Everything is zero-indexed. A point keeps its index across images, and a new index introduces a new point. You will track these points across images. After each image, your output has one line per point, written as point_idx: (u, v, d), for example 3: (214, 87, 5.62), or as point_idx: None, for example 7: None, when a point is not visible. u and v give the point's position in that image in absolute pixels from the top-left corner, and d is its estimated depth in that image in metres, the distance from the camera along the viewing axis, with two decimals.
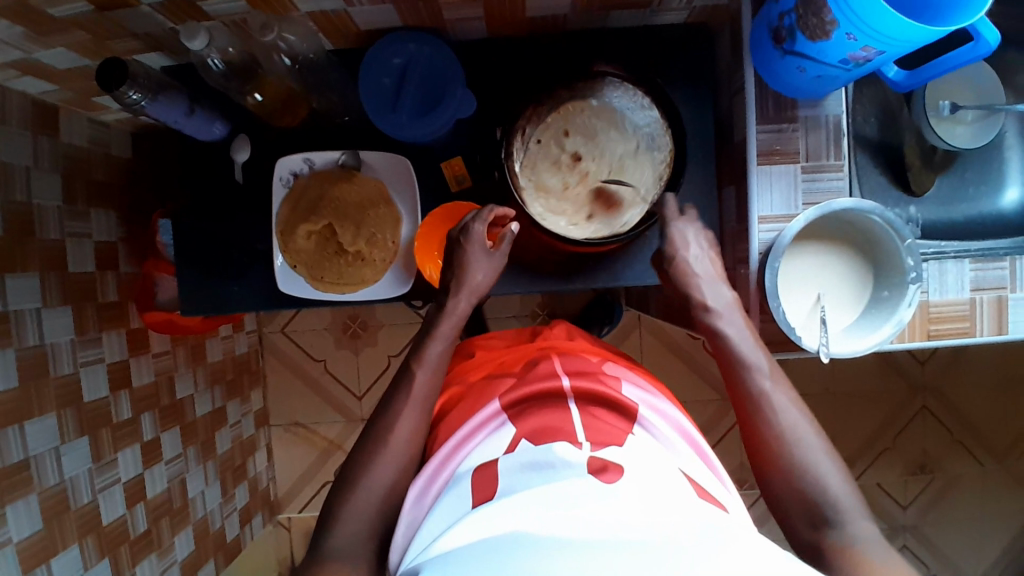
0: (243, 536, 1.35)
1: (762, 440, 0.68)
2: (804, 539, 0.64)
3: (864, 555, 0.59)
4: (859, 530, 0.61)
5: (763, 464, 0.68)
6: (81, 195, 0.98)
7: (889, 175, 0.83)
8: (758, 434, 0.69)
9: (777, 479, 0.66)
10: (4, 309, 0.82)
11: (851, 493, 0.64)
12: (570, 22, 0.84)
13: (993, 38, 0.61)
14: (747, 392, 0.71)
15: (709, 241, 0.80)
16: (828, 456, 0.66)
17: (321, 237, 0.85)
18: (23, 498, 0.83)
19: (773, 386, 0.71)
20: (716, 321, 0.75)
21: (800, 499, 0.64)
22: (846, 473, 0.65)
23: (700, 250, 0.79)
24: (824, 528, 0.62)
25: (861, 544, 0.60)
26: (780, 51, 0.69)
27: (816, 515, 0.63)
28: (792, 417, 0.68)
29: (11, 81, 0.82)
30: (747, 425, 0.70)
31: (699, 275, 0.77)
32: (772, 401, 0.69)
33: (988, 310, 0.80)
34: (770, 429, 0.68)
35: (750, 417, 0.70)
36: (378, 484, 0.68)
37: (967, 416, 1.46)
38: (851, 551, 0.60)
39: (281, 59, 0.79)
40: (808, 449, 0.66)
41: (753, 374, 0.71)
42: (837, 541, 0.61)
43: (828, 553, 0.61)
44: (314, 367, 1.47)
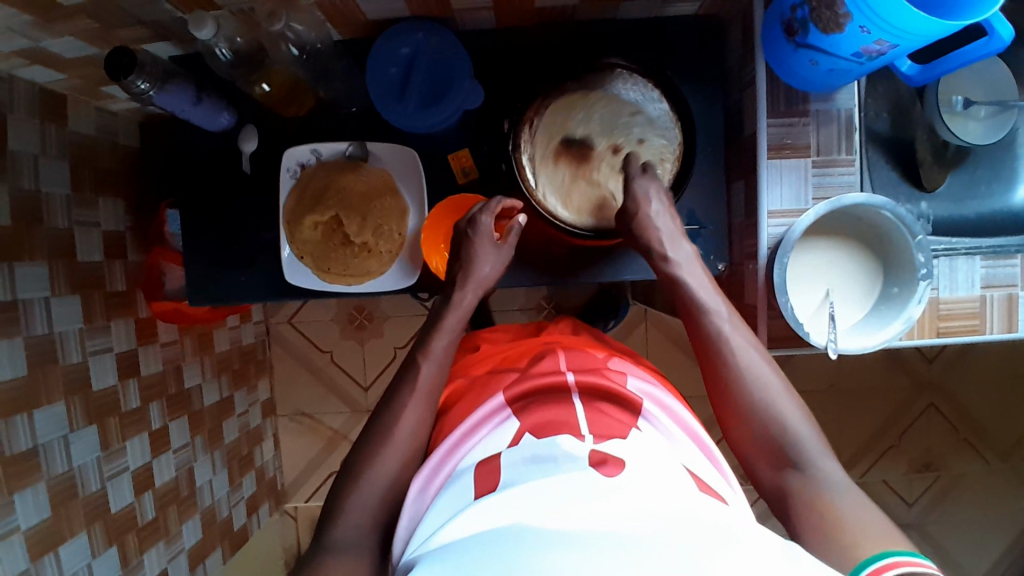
0: (249, 525, 1.36)
1: (726, 392, 0.68)
2: (768, 482, 0.64)
3: (826, 495, 0.60)
4: (819, 466, 0.62)
5: (728, 412, 0.68)
6: (88, 184, 0.98)
7: (899, 170, 0.82)
8: (719, 383, 0.68)
9: (739, 425, 0.67)
10: (13, 297, 0.82)
11: (811, 430, 0.64)
12: (579, 14, 0.83)
13: (1007, 34, 0.60)
14: (706, 339, 0.70)
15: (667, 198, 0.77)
16: (787, 398, 0.66)
17: (327, 228, 0.85)
18: (32, 485, 0.84)
19: (730, 326, 0.70)
20: (675, 269, 0.74)
21: (762, 443, 0.65)
22: (807, 413, 0.66)
23: (661, 207, 0.76)
24: (788, 469, 0.63)
25: (823, 486, 0.61)
26: (792, 44, 0.68)
27: (780, 458, 0.64)
28: (750, 361, 0.68)
29: (19, 69, 0.82)
30: (708, 374, 0.70)
31: (661, 229, 0.75)
32: (733, 350, 0.68)
33: (998, 307, 0.79)
34: (731, 378, 0.68)
35: (712, 367, 0.69)
36: (384, 476, 0.68)
37: (974, 414, 1.45)
38: (813, 492, 0.60)
39: (288, 49, 0.78)
40: (768, 396, 0.66)
41: (712, 321, 0.70)
42: (801, 483, 0.62)
43: (792, 496, 0.62)
44: (320, 358, 1.48)
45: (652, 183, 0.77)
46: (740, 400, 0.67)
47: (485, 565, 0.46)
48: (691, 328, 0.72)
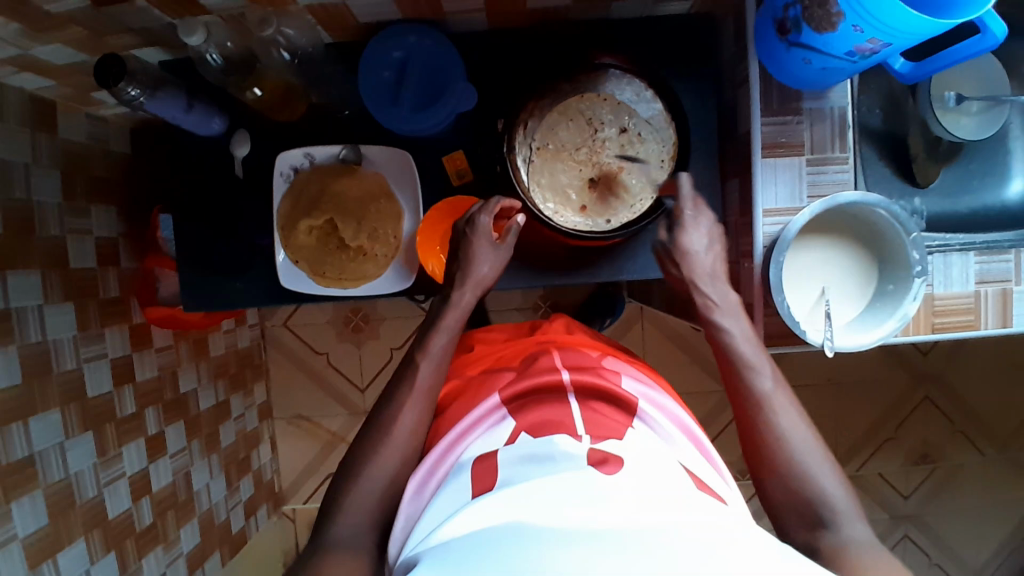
0: (248, 528, 1.36)
1: (763, 444, 0.67)
2: (798, 544, 0.63)
3: (859, 557, 0.58)
4: (850, 530, 0.61)
5: (761, 464, 0.67)
6: (80, 192, 0.97)
7: (893, 167, 0.82)
8: (757, 442, 0.68)
9: (769, 481, 0.66)
10: (6, 307, 0.82)
11: (845, 494, 0.63)
12: (572, 14, 0.83)
13: (999, 32, 0.60)
14: (749, 396, 0.70)
15: (714, 222, 0.80)
16: (824, 460, 0.65)
17: (322, 233, 0.84)
18: (28, 494, 0.83)
19: (772, 385, 0.70)
20: (716, 317, 0.75)
21: (794, 499, 0.64)
22: (839, 473, 0.65)
23: (702, 244, 0.78)
24: (818, 528, 0.62)
25: (853, 547, 0.59)
26: (785, 43, 0.68)
27: (811, 518, 0.62)
28: (791, 425, 0.68)
29: (8, 77, 0.81)
30: (746, 431, 0.70)
31: (700, 269, 0.77)
32: (774, 417, 0.68)
33: (993, 302, 0.80)
34: (768, 436, 0.67)
35: (750, 430, 0.69)
36: (382, 480, 0.68)
37: (969, 406, 1.46)
38: (841, 553, 0.59)
39: (279, 53, 0.78)
40: (807, 460, 0.65)
41: (747, 368, 0.71)
42: (831, 544, 0.60)
43: (819, 556, 0.60)
44: (316, 360, 1.47)
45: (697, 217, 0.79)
46: (779, 453, 0.66)
47: (485, 563, 0.46)
48: (730, 383, 0.72)
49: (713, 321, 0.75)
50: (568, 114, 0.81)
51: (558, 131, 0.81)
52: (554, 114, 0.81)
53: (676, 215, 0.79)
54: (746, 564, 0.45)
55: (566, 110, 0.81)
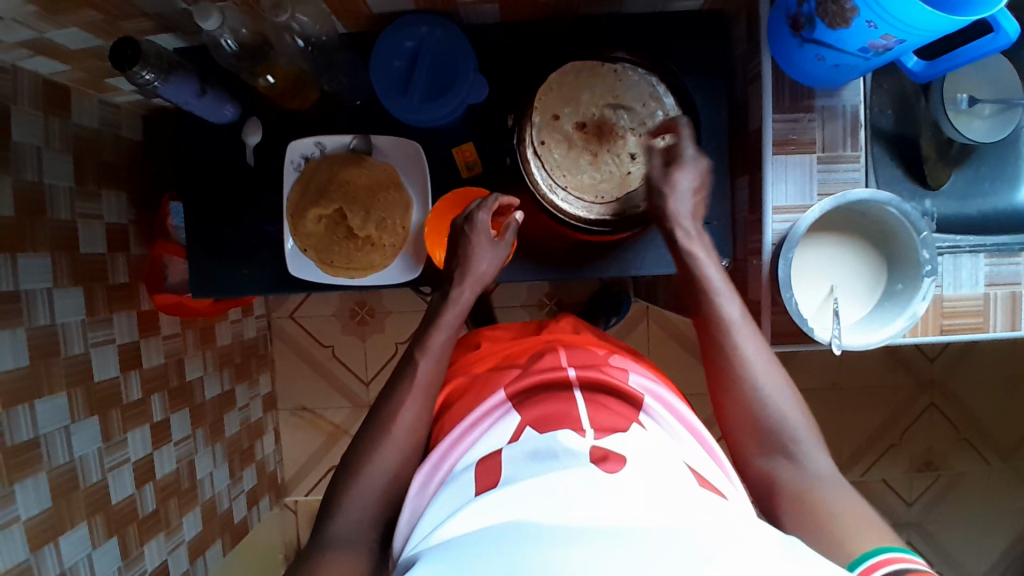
0: (249, 518, 1.36)
1: (728, 378, 0.70)
2: (755, 466, 0.67)
3: (813, 487, 0.62)
4: (810, 459, 0.65)
5: (725, 393, 0.70)
6: (92, 177, 0.98)
7: (905, 169, 0.81)
8: (725, 372, 0.70)
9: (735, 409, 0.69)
10: (16, 288, 0.82)
11: (804, 421, 0.67)
12: (584, 8, 0.83)
13: (1013, 30, 0.60)
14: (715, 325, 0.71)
15: (698, 172, 0.77)
16: (783, 387, 0.69)
17: (330, 221, 0.85)
18: (32, 476, 0.84)
19: (739, 314, 0.72)
20: (688, 242, 0.75)
21: (755, 428, 0.67)
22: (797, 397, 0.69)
23: (688, 184, 0.76)
24: (777, 455, 0.66)
25: (812, 476, 0.63)
26: (798, 39, 0.68)
27: (772, 443, 0.66)
28: (756, 354, 0.69)
29: (23, 60, 0.82)
30: (714, 363, 0.71)
31: (682, 208, 0.76)
32: (740, 347, 0.69)
33: (1002, 305, 0.79)
34: (735, 368, 0.69)
35: (717, 361, 0.71)
36: (386, 467, 0.68)
37: (975, 414, 1.45)
38: (802, 484, 0.63)
39: (293, 40, 0.79)
40: (770, 391, 0.68)
41: (712, 297, 0.72)
42: (791, 473, 0.65)
43: (777, 482, 0.65)
44: (321, 353, 1.48)
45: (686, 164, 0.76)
46: (744, 389, 0.68)
47: (484, 560, 0.46)
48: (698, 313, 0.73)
49: (686, 246, 0.75)
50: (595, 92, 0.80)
51: (579, 107, 0.80)
52: (578, 91, 0.80)
53: (673, 154, 0.77)
54: (747, 557, 0.45)
55: (597, 88, 0.80)
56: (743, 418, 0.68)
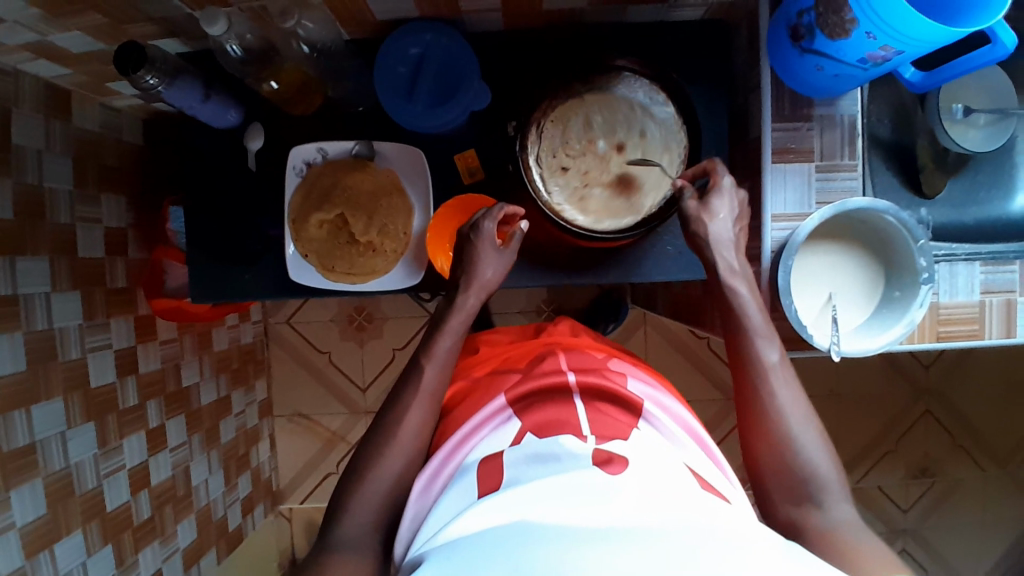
0: (244, 526, 1.35)
1: (759, 420, 0.68)
2: (783, 515, 0.66)
3: (843, 538, 0.61)
4: (839, 509, 0.63)
5: (754, 435, 0.69)
6: (92, 180, 0.98)
7: (901, 177, 0.83)
8: (756, 413, 0.69)
9: (767, 454, 0.67)
10: (14, 292, 0.82)
11: (836, 473, 0.66)
12: (586, 17, 0.84)
13: (1010, 42, 0.61)
14: (753, 367, 0.70)
15: (739, 199, 0.76)
16: (817, 435, 0.67)
17: (332, 228, 0.85)
18: (28, 481, 0.83)
19: (777, 359, 0.70)
20: (730, 278, 0.73)
21: (784, 475, 0.66)
22: (830, 448, 0.67)
23: (728, 214, 0.75)
24: (806, 505, 0.64)
25: (840, 528, 0.62)
26: (798, 49, 0.69)
27: (801, 493, 0.65)
28: (791, 401, 0.68)
29: (25, 63, 0.82)
30: (747, 408, 0.70)
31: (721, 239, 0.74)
32: (775, 392, 0.68)
33: (997, 312, 0.80)
34: (770, 412, 0.68)
35: (750, 405, 0.69)
36: (389, 471, 0.68)
37: (969, 420, 1.46)
38: (831, 532, 0.62)
39: (299, 46, 0.80)
40: (804, 440, 0.67)
41: (751, 339, 0.71)
42: (818, 522, 0.63)
43: (807, 531, 0.63)
44: (319, 359, 1.47)
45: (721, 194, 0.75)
46: (778, 432, 0.67)
47: (485, 562, 0.46)
48: (734, 352, 0.72)
49: (728, 282, 0.73)
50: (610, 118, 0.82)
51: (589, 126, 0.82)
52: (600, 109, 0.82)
53: (713, 183, 0.75)
54: (748, 556, 0.45)
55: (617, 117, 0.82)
56: (765, 451, 0.68)
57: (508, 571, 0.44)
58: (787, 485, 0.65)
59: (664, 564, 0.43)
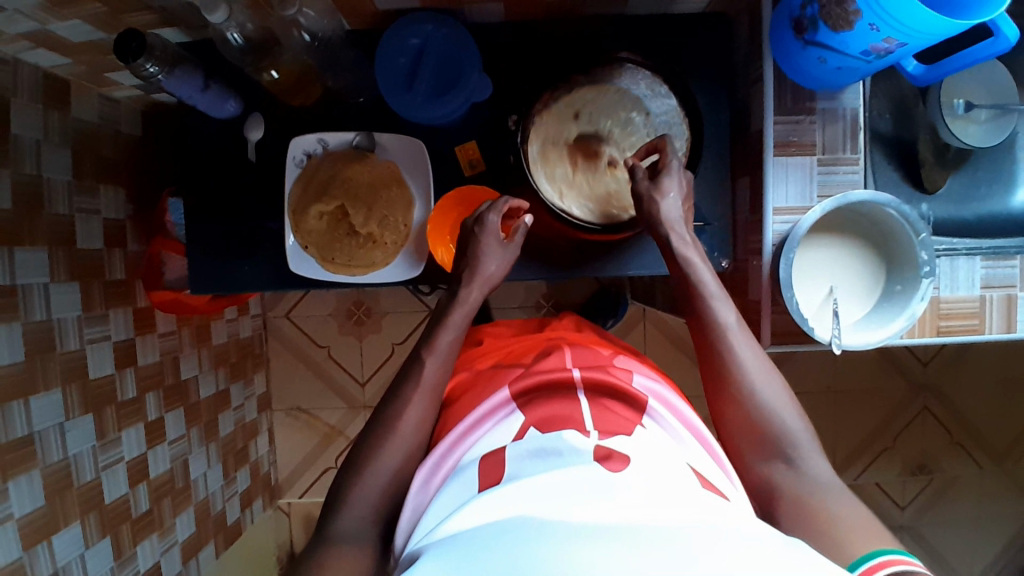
0: (242, 520, 1.35)
1: (722, 380, 0.69)
2: (753, 471, 0.66)
3: (812, 491, 0.61)
4: (808, 462, 0.64)
5: (719, 395, 0.70)
6: (90, 172, 0.98)
7: (902, 172, 0.82)
8: (719, 375, 0.70)
9: (734, 414, 0.68)
10: (12, 283, 0.82)
11: (802, 425, 0.67)
12: (587, 8, 0.84)
13: (1012, 35, 0.61)
14: (709, 331, 0.71)
15: (685, 181, 0.78)
16: (780, 390, 0.68)
17: (332, 218, 0.85)
18: (26, 473, 0.82)
19: (732, 317, 0.71)
20: (683, 249, 0.75)
21: (755, 434, 0.67)
22: (795, 404, 0.68)
23: (677, 193, 0.76)
24: (775, 460, 0.65)
25: (810, 480, 0.63)
26: (801, 42, 0.69)
27: (772, 450, 0.66)
28: (752, 361, 0.69)
29: (24, 53, 0.82)
30: (710, 373, 0.71)
31: (672, 217, 0.75)
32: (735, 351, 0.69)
33: (998, 307, 0.80)
34: (732, 372, 0.69)
35: (713, 367, 0.71)
36: (388, 462, 0.68)
37: (968, 418, 1.46)
38: (799, 485, 0.62)
39: (300, 35, 0.79)
40: (767, 395, 0.68)
41: (704, 300, 0.72)
42: (791, 479, 0.63)
43: (776, 486, 0.64)
44: (317, 353, 1.47)
45: (670, 177, 0.76)
46: (740, 389, 0.68)
47: (487, 555, 0.46)
48: (692, 318, 0.73)
49: (682, 253, 0.75)
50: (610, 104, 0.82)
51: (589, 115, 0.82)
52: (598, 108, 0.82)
53: (662, 164, 0.77)
54: (747, 551, 0.45)
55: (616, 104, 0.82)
56: (732, 409, 0.69)
57: (509, 564, 0.44)
58: (756, 443, 0.66)
59: (664, 559, 0.43)
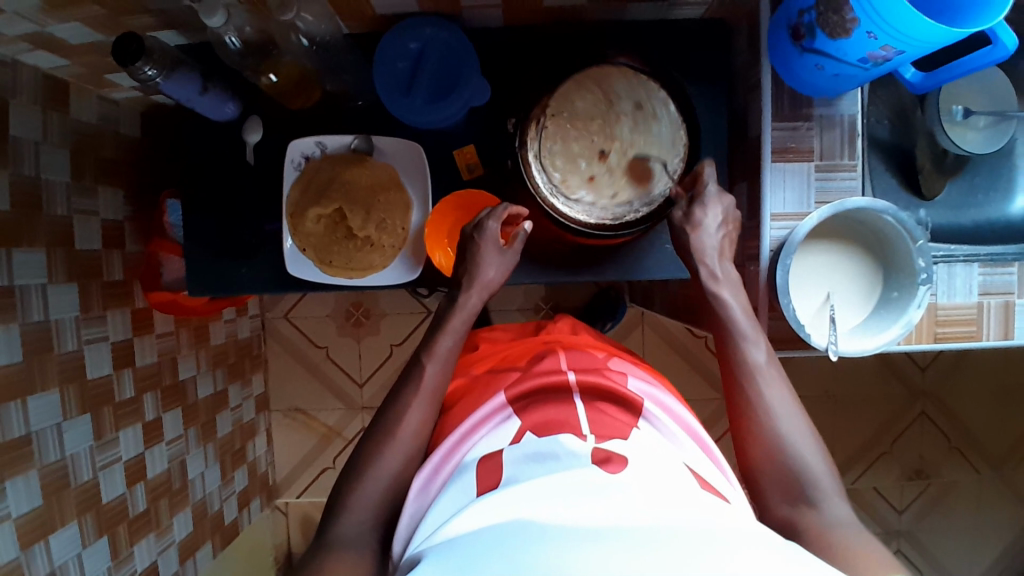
0: (240, 520, 1.35)
1: (752, 420, 0.69)
2: (777, 513, 0.66)
3: (836, 535, 0.61)
4: (834, 508, 0.63)
5: (746, 434, 0.70)
6: (89, 173, 0.98)
7: (899, 179, 0.83)
8: (749, 414, 0.70)
9: (760, 454, 0.68)
10: (10, 283, 0.82)
11: (829, 472, 0.66)
12: (586, 13, 0.84)
13: (1011, 43, 0.61)
14: (742, 371, 0.71)
15: (728, 211, 0.78)
16: (810, 438, 0.68)
17: (330, 222, 0.85)
18: (23, 473, 0.83)
19: (766, 361, 0.72)
20: (713, 284, 0.76)
21: (778, 476, 0.66)
22: (823, 451, 0.68)
23: (715, 221, 0.77)
24: (801, 503, 0.64)
25: (833, 525, 0.62)
26: (798, 49, 0.69)
27: (793, 492, 0.65)
28: (781, 403, 0.69)
29: (23, 54, 0.82)
30: (738, 411, 0.71)
31: (709, 246, 0.76)
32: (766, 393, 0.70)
33: (995, 314, 0.80)
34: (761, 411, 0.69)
35: (742, 407, 0.71)
36: (385, 466, 0.68)
37: (966, 423, 1.46)
38: (825, 530, 0.61)
39: (297, 39, 0.79)
40: (795, 437, 0.67)
41: (738, 341, 0.73)
42: (812, 520, 0.63)
43: (800, 529, 0.63)
44: (316, 354, 1.47)
45: (709, 200, 0.77)
46: (769, 430, 0.68)
47: (484, 560, 0.46)
48: (724, 356, 0.73)
49: (713, 289, 0.76)
50: (604, 98, 0.81)
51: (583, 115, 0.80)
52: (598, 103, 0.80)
53: (697, 194, 0.78)
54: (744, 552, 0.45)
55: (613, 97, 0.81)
56: (758, 448, 0.68)
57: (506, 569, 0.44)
58: (780, 484, 0.66)
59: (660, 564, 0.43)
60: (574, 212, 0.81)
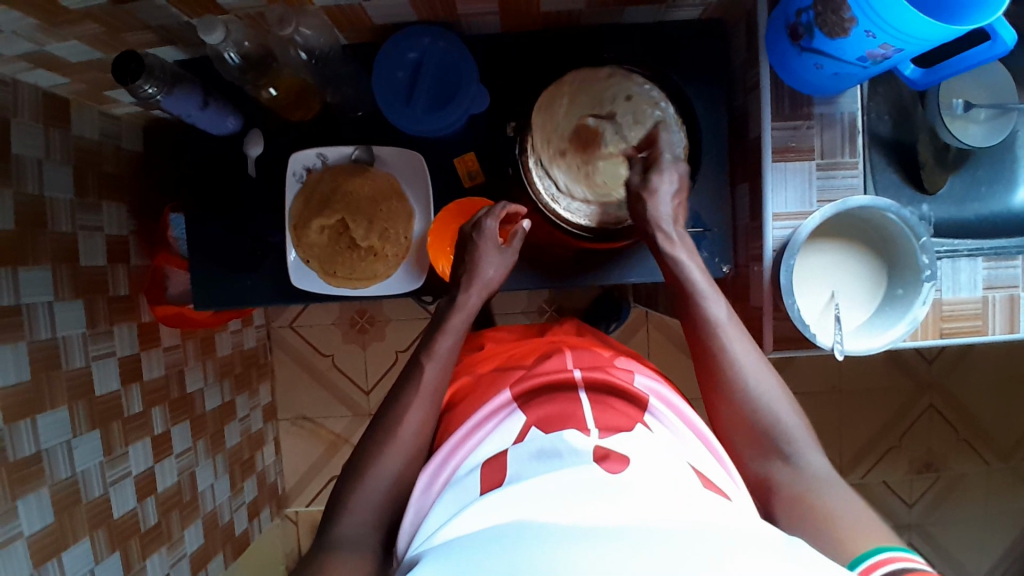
0: (250, 530, 1.35)
1: (719, 378, 0.69)
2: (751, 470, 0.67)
3: (814, 490, 0.62)
4: (807, 460, 0.65)
5: (716, 392, 0.70)
6: (92, 189, 0.98)
7: (903, 175, 0.82)
8: (714, 371, 0.70)
9: (728, 411, 0.69)
10: (17, 302, 0.82)
11: (799, 421, 0.67)
12: (583, 18, 0.84)
13: (1010, 38, 0.61)
14: (703, 327, 0.71)
15: (679, 176, 0.78)
16: (777, 388, 0.68)
17: (333, 232, 0.85)
18: (35, 491, 0.83)
19: (726, 316, 0.71)
20: (670, 247, 0.76)
21: (748, 429, 0.67)
22: (791, 400, 0.69)
23: (669, 188, 0.77)
24: (774, 459, 0.65)
25: (812, 478, 0.63)
26: (797, 48, 0.69)
27: (768, 447, 0.66)
28: (744, 354, 0.69)
29: (23, 73, 0.82)
30: (703, 368, 0.71)
31: (662, 212, 0.76)
32: (729, 347, 0.69)
33: (1000, 308, 0.80)
34: (728, 368, 0.69)
35: (708, 363, 0.70)
36: (394, 477, 0.68)
37: (974, 415, 1.46)
38: (800, 485, 0.63)
39: (296, 52, 0.80)
40: (762, 389, 0.68)
41: (698, 300, 0.72)
42: (790, 476, 0.64)
43: (775, 485, 0.64)
44: (321, 362, 1.48)
45: (663, 168, 0.77)
46: (738, 386, 0.68)
47: (482, 563, 0.46)
48: (688, 318, 0.73)
49: (669, 251, 0.76)
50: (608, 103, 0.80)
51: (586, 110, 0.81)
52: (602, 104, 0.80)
53: (652, 160, 0.78)
54: (749, 551, 0.45)
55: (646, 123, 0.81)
56: (726, 406, 0.69)
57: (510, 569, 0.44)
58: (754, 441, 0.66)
59: (666, 561, 0.43)
60: (574, 217, 0.85)
